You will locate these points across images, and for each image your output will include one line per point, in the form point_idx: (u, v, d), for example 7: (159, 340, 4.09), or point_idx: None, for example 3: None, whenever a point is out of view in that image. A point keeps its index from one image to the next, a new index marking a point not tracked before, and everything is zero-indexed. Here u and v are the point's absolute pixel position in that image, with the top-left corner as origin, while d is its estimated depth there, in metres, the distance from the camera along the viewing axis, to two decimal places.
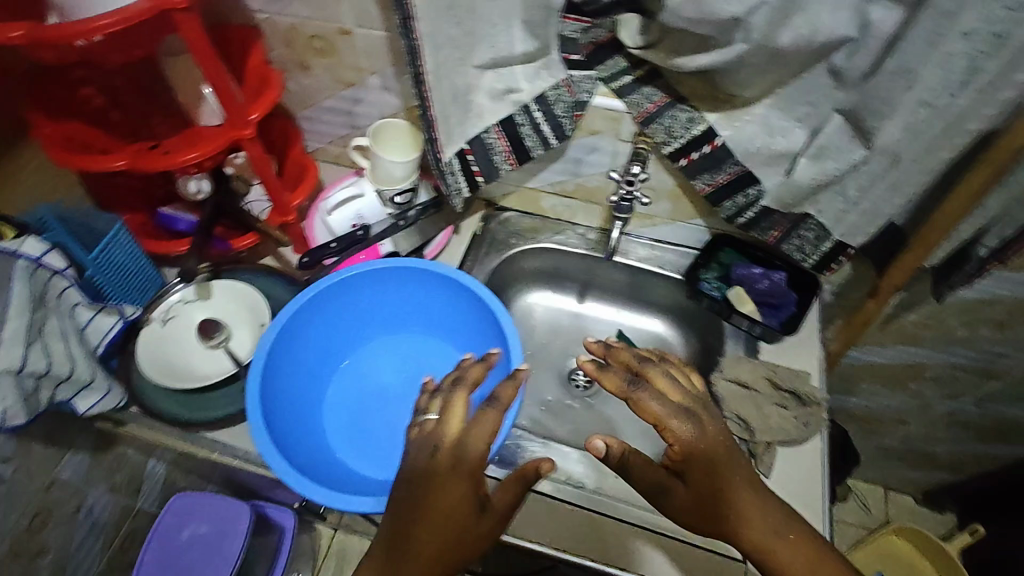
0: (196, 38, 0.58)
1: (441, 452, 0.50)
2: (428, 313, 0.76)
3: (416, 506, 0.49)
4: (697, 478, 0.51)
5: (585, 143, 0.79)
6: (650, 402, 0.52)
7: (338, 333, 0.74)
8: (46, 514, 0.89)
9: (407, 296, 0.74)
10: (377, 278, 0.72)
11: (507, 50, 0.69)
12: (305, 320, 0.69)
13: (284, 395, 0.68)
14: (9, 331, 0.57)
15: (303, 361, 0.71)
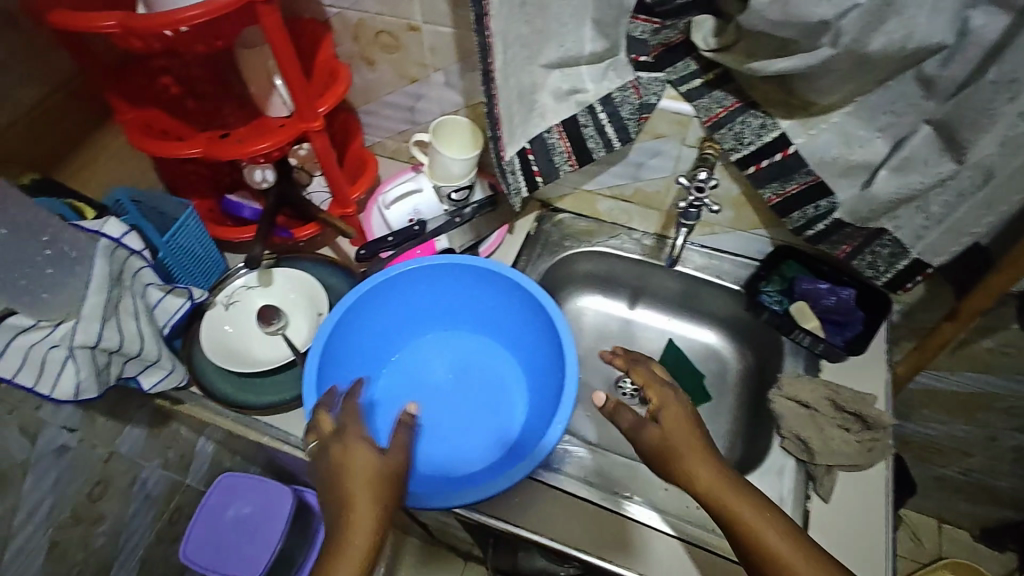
0: (276, 31, 0.59)
1: (327, 455, 0.55)
2: (483, 312, 0.76)
3: (351, 473, 0.53)
4: (666, 425, 0.57)
5: (648, 147, 0.78)
6: (643, 366, 0.62)
7: (393, 327, 0.75)
8: (105, 483, 0.93)
9: (463, 293, 0.74)
10: (435, 275, 0.72)
11: (576, 50, 0.68)
12: (364, 311, 0.70)
13: (340, 384, 0.69)
14: (89, 307, 0.60)
15: (359, 351, 0.72)
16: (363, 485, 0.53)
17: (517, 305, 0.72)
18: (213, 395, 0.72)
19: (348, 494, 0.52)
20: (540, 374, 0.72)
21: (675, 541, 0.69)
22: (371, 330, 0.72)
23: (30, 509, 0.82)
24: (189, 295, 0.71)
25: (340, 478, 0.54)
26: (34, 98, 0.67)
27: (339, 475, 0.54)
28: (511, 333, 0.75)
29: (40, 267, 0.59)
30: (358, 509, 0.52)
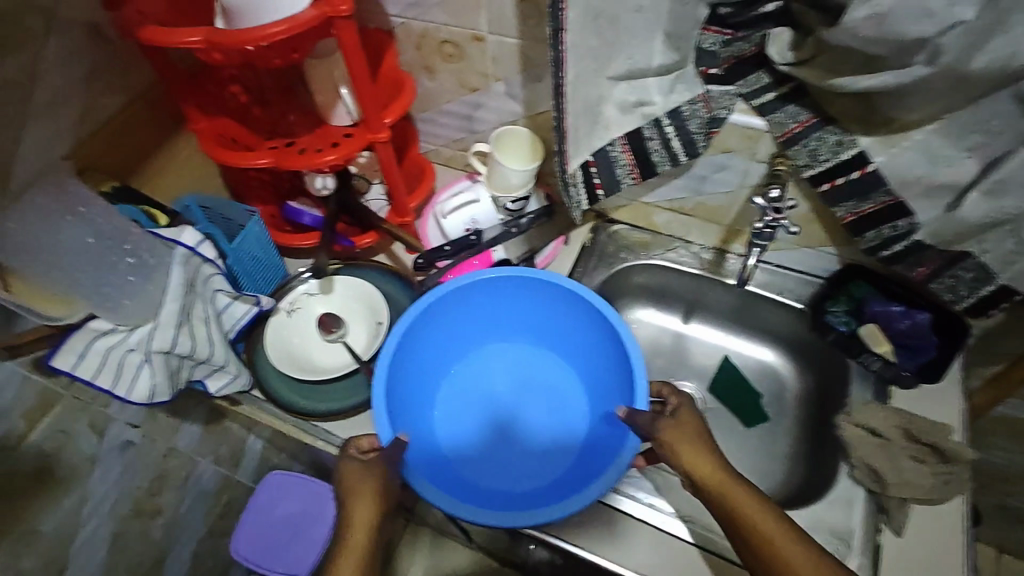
0: (352, 45, 0.59)
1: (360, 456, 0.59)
2: (545, 328, 0.75)
3: (354, 475, 0.57)
4: (673, 422, 0.59)
5: (715, 161, 0.76)
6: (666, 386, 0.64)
7: (463, 329, 0.75)
8: (163, 479, 0.96)
9: (527, 308, 0.74)
10: (512, 286, 0.72)
11: (645, 63, 0.67)
12: (440, 312, 0.70)
13: (405, 380, 0.69)
14: (167, 314, 0.62)
15: (427, 350, 0.72)
16: (364, 485, 0.57)
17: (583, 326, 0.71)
18: (274, 399, 0.73)
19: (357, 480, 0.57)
20: (600, 398, 0.71)
21: (694, 549, 0.69)
22: (435, 339, 0.72)
23: (96, 501, 0.85)
24: (256, 302, 0.72)
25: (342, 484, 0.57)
26: (112, 107, 0.69)
27: (342, 480, 0.58)
28: (573, 352, 0.74)
29: (121, 275, 0.62)
30: (358, 507, 0.55)
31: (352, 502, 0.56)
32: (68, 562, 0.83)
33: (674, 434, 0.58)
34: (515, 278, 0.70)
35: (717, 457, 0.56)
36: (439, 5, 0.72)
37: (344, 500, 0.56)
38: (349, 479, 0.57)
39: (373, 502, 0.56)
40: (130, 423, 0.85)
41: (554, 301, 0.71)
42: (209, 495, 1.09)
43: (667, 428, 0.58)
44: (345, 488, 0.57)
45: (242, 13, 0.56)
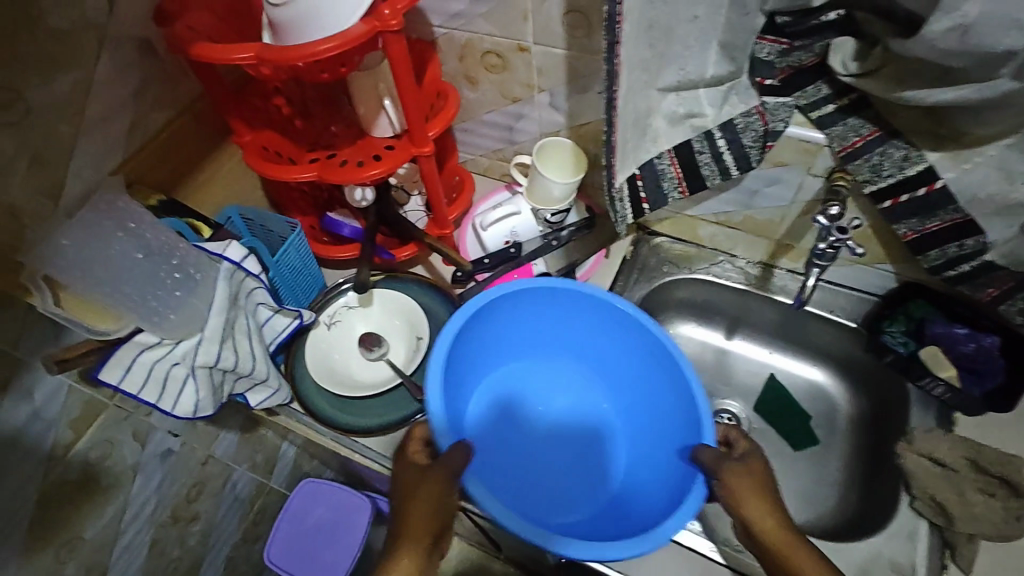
0: (400, 59, 0.59)
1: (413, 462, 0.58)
2: (601, 354, 0.74)
3: (415, 483, 0.56)
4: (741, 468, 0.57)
5: (767, 175, 0.74)
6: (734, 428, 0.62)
7: (531, 328, 0.74)
8: (201, 486, 0.96)
9: (600, 335, 0.73)
10: (601, 314, 0.70)
11: (697, 74, 0.64)
12: (523, 298, 0.70)
13: (470, 349, 0.69)
14: (211, 329, 0.62)
15: (495, 331, 0.71)
16: (423, 492, 0.55)
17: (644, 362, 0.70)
18: (313, 413, 0.73)
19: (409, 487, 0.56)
20: (650, 438, 0.70)
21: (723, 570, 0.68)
22: (490, 342, 0.72)
23: (137, 508, 0.85)
24: (298, 316, 0.72)
25: (402, 490, 0.57)
26: (160, 120, 0.70)
27: (404, 486, 0.57)
28: (629, 385, 0.73)
29: (167, 289, 0.61)
30: (416, 513, 0.54)
31: (411, 506, 0.55)
32: (109, 567, 0.84)
33: (735, 476, 0.56)
34: (610, 306, 0.69)
35: (783, 513, 0.55)
36: (484, 15, 0.71)
37: (401, 503, 0.55)
38: (409, 485, 0.56)
39: (432, 509, 0.54)
40: (171, 432, 0.86)
41: (641, 350, 0.70)
42: (244, 502, 1.09)
43: (731, 469, 0.56)
44: (405, 492, 0.56)
45: (287, 29, 0.55)
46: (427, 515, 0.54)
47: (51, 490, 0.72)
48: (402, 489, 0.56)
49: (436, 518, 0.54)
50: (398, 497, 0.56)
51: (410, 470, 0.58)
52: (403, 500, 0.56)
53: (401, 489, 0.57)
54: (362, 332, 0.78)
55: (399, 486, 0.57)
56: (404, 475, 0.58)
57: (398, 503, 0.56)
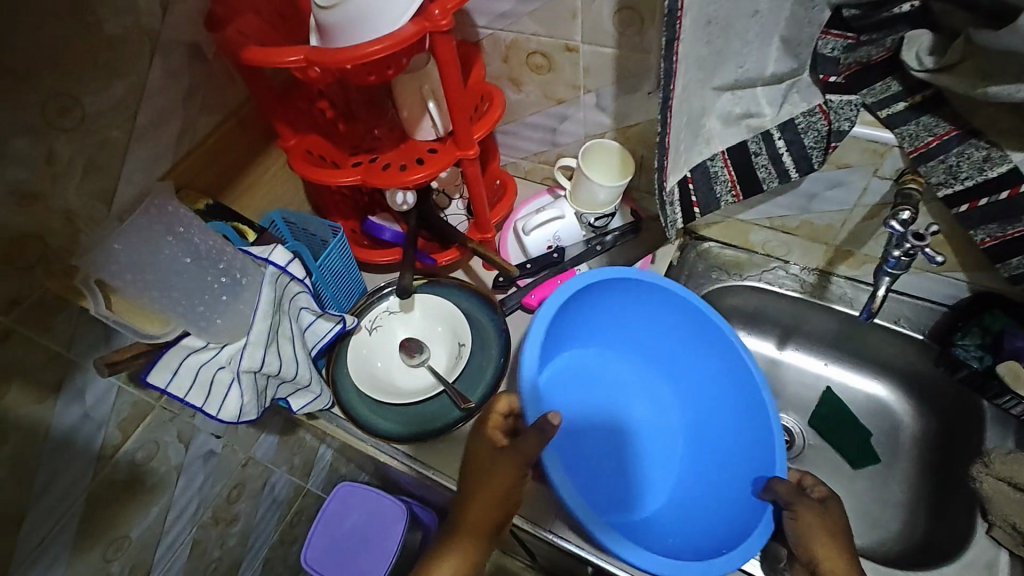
0: (449, 60, 0.58)
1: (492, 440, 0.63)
2: (676, 364, 0.78)
3: (486, 472, 0.61)
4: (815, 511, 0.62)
5: (828, 178, 0.69)
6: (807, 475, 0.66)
7: (622, 318, 0.78)
8: (241, 487, 0.97)
9: (688, 349, 0.77)
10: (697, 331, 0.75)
11: (756, 71, 0.61)
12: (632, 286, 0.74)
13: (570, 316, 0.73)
14: (256, 333, 0.61)
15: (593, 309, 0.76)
16: (496, 475, 0.61)
17: (725, 386, 0.74)
18: (352, 417, 0.72)
19: (486, 468, 0.61)
20: (705, 461, 0.74)
21: None
22: (577, 322, 0.76)
23: (180, 508, 0.86)
24: (340, 320, 0.72)
25: (475, 471, 0.62)
26: (208, 124, 0.70)
27: (476, 469, 0.62)
28: (699, 403, 0.77)
29: (216, 295, 0.61)
30: (482, 504, 0.60)
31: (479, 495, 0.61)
32: (152, 566, 0.85)
33: (808, 512, 0.61)
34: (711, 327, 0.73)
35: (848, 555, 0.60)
36: (530, 14, 0.69)
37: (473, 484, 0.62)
38: (482, 471, 0.62)
39: (498, 499, 0.60)
40: (213, 433, 0.87)
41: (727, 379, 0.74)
42: (282, 504, 1.10)
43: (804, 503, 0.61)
44: (478, 477, 0.61)
45: (336, 32, 0.54)
46: (492, 509, 0.60)
47: (100, 489, 0.73)
48: (475, 470, 0.62)
49: (501, 508, 0.60)
50: (469, 477, 0.62)
51: (486, 446, 0.63)
52: (473, 484, 0.62)
53: (473, 471, 0.62)
54: (402, 337, 0.78)
55: (471, 466, 0.63)
56: (475, 459, 0.63)
57: (470, 485, 0.62)
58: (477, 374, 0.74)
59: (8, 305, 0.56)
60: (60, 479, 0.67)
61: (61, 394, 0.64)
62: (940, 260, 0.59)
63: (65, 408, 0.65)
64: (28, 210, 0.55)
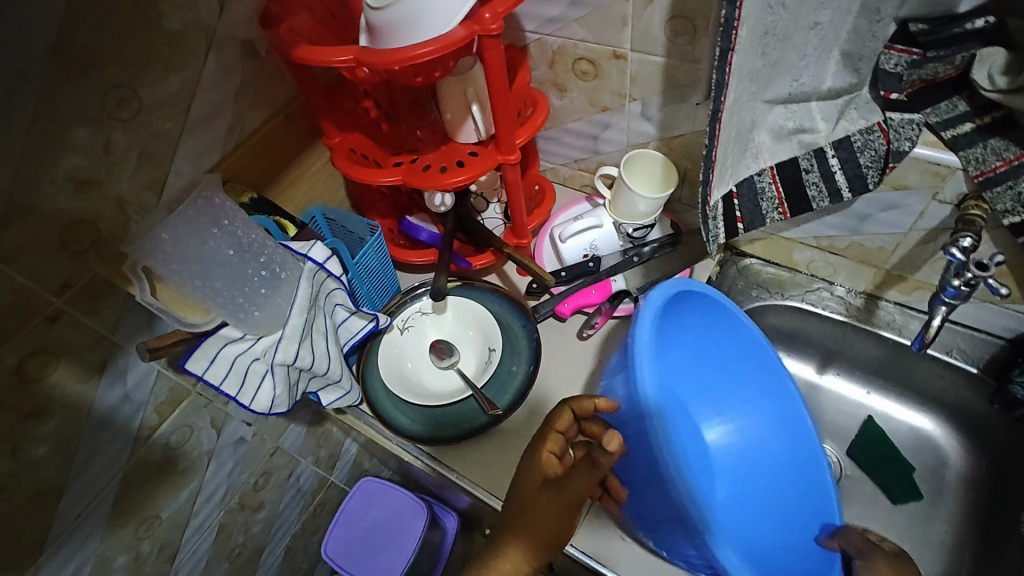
0: (496, 64, 0.58)
1: (549, 463, 0.60)
2: (736, 402, 0.78)
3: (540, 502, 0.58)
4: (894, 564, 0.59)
5: (884, 199, 0.67)
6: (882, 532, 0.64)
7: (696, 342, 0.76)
8: (268, 475, 0.99)
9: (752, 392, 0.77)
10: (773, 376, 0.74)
11: (812, 85, 0.59)
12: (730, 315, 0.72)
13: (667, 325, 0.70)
14: (292, 327, 0.63)
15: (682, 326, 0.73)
16: (544, 507, 0.58)
17: (788, 433, 0.74)
18: (377, 413, 0.72)
19: (535, 497, 0.58)
20: (750, 507, 0.76)
21: None
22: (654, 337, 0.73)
23: (209, 492, 0.88)
24: (373, 318, 0.72)
25: (523, 503, 0.59)
26: (257, 120, 0.72)
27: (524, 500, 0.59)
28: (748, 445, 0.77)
29: (254, 286, 0.62)
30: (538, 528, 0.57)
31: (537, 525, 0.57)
32: (180, 547, 0.87)
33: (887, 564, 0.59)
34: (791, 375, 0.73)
35: None
36: (579, 20, 0.68)
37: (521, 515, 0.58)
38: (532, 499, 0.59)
39: (553, 524, 0.57)
40: (244, 421, 0.88)
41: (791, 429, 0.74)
42: (306, 494, 1.11)
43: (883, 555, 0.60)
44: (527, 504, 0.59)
45: (386, 33, 0.54)
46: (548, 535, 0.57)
47: (135, 469, 0.75)
48: (523, 501, 0.59)
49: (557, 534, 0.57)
50: (517, 509, 0.59)
51: (541, 469, 0.60)
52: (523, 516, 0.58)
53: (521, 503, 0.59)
54: (433, 338, 0.78)
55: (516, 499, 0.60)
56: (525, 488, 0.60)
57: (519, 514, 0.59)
58: (506, 380, 0.73)
59: (60, 287, 0.58)
60: (99, 457, 0.69)
61: (104, 375, 0.66)
62: (1004, 293, 0.57)
63: (106, 389, 0.67)
64: (84, 195, 0.57)
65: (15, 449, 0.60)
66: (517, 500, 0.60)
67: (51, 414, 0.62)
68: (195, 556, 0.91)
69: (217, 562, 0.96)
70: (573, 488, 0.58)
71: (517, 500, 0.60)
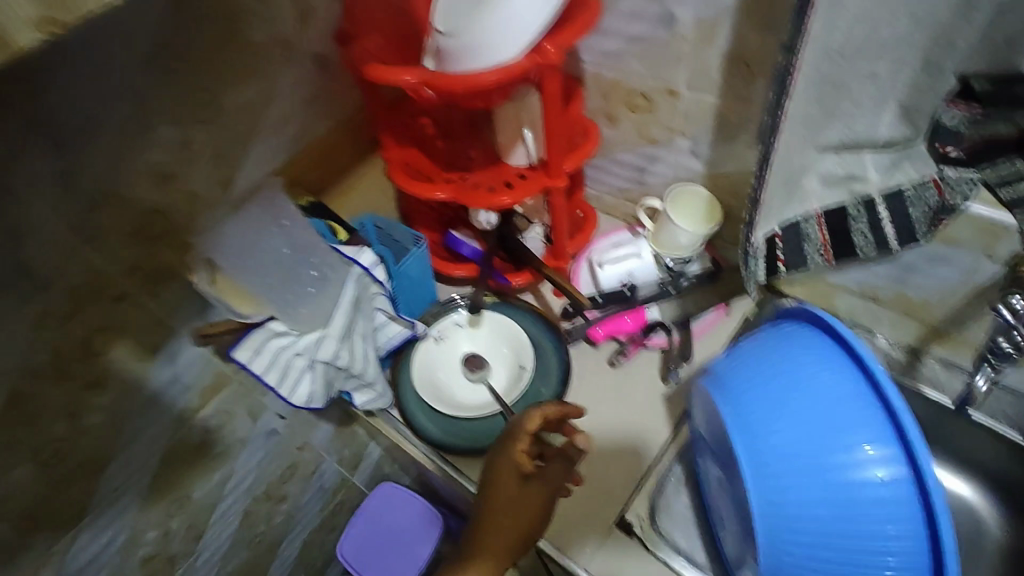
0: (553, 93, 0.60)
1: (521, 464, 0.61)
2: None
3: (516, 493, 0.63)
4: None
5: (935, 253, 0.67)
6: None
7: None
8: (293, 468, 1.01)
9: None
10: None
11: (867, 133, 0.59)
12: None
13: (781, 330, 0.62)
14: (336, 327, 0.66)
15: None
16: (521, 509, 0.61)
17: None
18: (404, 417, 0.75)
19: (514, 502, 0.60)
20: None
21: None
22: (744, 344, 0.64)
23: (237, 477, 0.91)
24: (411, 326, 0.74)
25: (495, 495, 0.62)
26: (322, 129, 0.76)
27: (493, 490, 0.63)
28: None
29: (303, 285, 0.66)
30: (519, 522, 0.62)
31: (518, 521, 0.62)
32: (205, 528, 0.90)
33: None
34: None
35: None
36: (637, 55, 0.70)
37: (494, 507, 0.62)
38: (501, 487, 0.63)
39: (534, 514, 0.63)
40: (278, 413, 0.92)
41: None
42: (327, 492, 1.13)
43: None
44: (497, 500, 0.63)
45: (451, 57, 0.58)
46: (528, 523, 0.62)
47: (174, 447, 0.79)
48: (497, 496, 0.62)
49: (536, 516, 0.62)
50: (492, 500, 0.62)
51: (511, 468, 0.61)
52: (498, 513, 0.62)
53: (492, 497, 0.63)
54: (465, 351, 0.79)
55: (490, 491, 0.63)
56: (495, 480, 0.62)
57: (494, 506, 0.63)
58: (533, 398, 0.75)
59: (130, 270, 0.62)
60: (144, 433, 0.73)
61: (157, 356, 0.70)
62: None
63: (157, 369, 0.71)
64: (162, 187, 0.62)
65: (72, 416, 0.64)
66: (493, 503, 0.61)
67: (107, 386, 0.66)
68: (218, 539, 0.94)
69: (237, 548, 0.99)
70: (550, 480, 0.63)
71: (492, 503, 0.61)
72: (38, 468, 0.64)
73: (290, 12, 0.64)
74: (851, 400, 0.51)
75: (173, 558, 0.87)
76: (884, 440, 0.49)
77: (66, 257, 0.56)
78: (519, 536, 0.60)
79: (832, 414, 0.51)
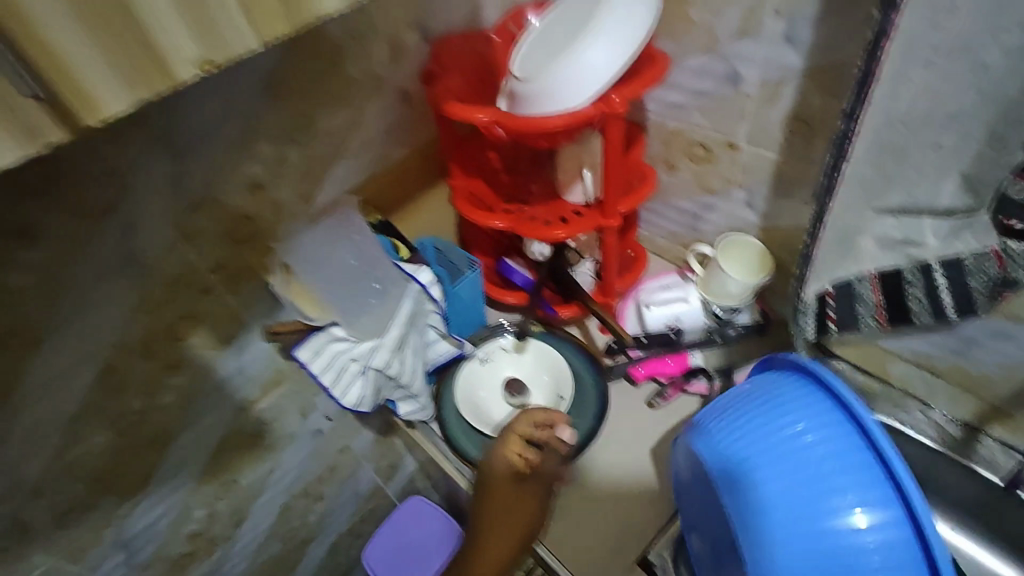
0: (614, 140, 0.64)
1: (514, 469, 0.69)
2: None
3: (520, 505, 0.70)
4: None
5: (995, 327, 0.64)
6: None
7: None
8: (332, 470, 1.06)
9: None
10: None
11: (927, 201, 0.59)
12: None
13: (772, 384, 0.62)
14: (389, 338, 0.71)
15: None
16: (515, 506, 0.69)
17: None
18: (445, 434, 0.78)
19: (507, 501, 0.69)
20: None
21: None
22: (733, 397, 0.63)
23: (281, 471, 0.96)
24: (459, 345, 0.78)
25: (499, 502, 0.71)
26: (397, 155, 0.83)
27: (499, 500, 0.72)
28: None
29: (366, 297, 0.72)
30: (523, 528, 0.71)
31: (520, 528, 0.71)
32: (246, 515, 0.95)
33: None
34: None
35: None
36: (700, 109, 0.73)
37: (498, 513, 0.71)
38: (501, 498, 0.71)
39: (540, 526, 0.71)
40: (325, 415, 0.97)
41: None
42: (360, 499, 1.17)
43: None
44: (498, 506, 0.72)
45: (524, 100, 0.63)
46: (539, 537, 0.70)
47: (230, 435, 0.85)
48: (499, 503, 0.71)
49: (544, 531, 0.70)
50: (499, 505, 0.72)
51: (505, 469, 0.69)
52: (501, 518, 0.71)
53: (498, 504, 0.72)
54: (507, 375, 0.82)
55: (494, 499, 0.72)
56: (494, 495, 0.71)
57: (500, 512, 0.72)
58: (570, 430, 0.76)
59: (217, 267, 0.69)
60: (206, 417, 0.80)
61: (228, 347, 0.77)
62: None
63: (227, 359, 0.77)
64: (255, 196, 0.69)
65: (150, 392, 0.71)
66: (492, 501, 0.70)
67: (183, 369, 0.73)
68: (257, 527, 0.99)
69: (272, 539, 1.04)
70: (540, 476, 0.70)
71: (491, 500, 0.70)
72: (115, 435, 0.71)
73: (384, 51, 0.71)
74: (849, 460, 0.52)
75: (215, 539, 0.93)
76: (875, 503, 0.50)
77: (167, 250, 0.64)
78: (515, 530, 0.69)
79: (830, 476, 0.51)
